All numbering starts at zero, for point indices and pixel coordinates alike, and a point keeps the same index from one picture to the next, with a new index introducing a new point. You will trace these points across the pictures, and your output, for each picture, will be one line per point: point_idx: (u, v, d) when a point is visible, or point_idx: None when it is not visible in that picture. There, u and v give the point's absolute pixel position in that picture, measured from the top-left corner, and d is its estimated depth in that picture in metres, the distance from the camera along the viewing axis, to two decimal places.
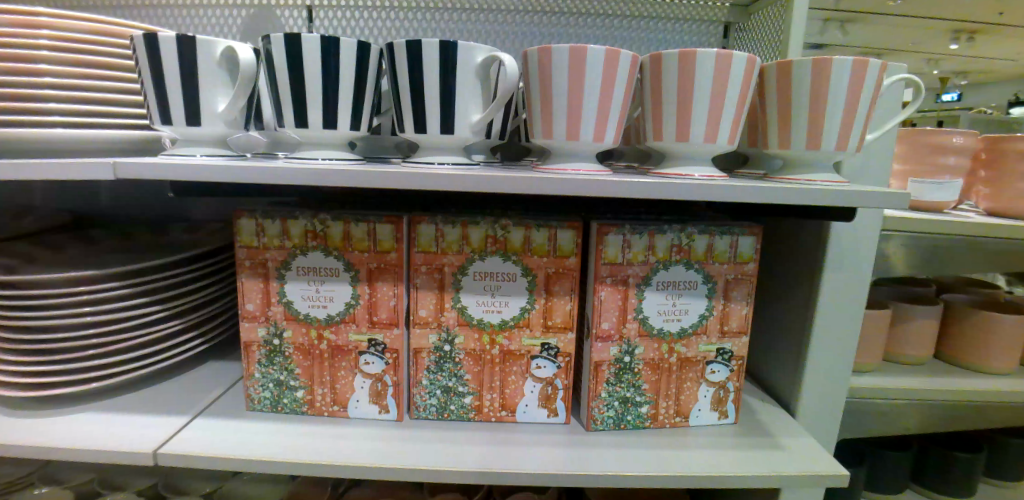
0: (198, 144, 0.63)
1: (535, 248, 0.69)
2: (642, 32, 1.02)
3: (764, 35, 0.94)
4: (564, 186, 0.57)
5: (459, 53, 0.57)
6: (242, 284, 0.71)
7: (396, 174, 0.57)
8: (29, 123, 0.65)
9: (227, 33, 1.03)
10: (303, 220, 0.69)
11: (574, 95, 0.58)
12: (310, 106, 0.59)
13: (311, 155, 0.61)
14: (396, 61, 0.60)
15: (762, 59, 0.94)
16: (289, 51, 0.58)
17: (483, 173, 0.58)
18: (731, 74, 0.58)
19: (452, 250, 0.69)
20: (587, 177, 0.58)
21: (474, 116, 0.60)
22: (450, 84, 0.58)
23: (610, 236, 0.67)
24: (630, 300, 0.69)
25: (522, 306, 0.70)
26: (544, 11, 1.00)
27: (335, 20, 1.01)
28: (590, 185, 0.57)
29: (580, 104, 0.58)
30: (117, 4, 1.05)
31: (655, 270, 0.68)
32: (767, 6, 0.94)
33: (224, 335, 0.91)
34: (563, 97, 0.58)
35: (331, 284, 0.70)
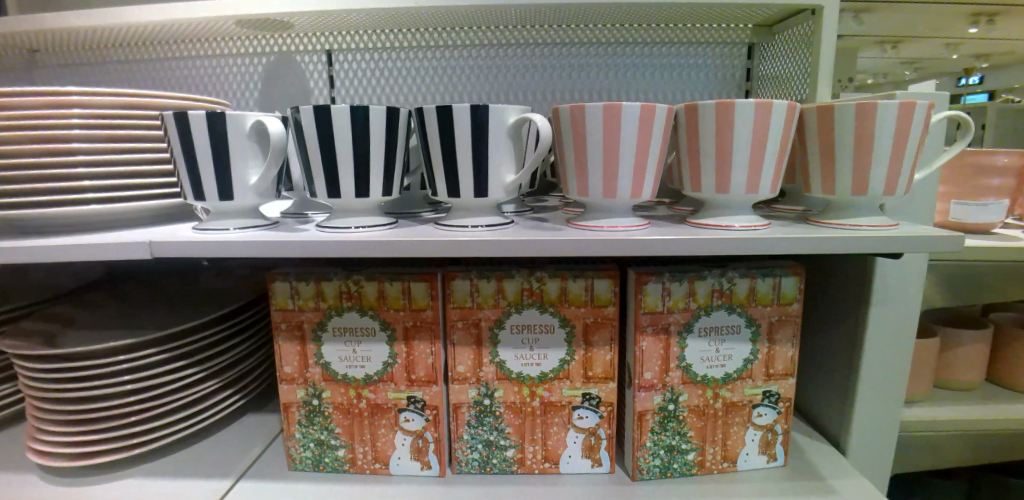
0: (231, 216, 0.63)
1: (572, 298, 0.68)
2: (663, 59, 1.01)
3: (791, 56, 0.92)
4: (603, 247, 0.56)
5: (492, 117, 0.56)
6: (279, 346, 0.71)
7: (434, 243, 0.56)
8: (67, 200, 0.67)
9: (250, 81, 1.05)
10: (337, 280, 0.68)
11: (609, 152, 0.56)
12: (342, 175, 0.59)
13: (344, 223, 0.61)
14: (426, 125, 0.59)
15: (789, 81, 0.92)
16: (318, 122, 0.57)
17: (521, 236, 0.57)
18: (771, 122, 0.56)
19: (488, 304, 0.68)
20: (627, 236, 0.57)
21: (507, 177, 0.59)
22: (483, 148, 0.57)
23: (649, 285, 0.66)
24: (672, 348, 0.67)
25: (561, 358, 0.69)
26: (562, 43, 0.99)
27: (355, 63, 1.01)
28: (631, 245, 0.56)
29: (617, 162, 0.56)
30: (143, 59, 1.07)
31: (696, 316, 0.67)
32: (793, 26, 0.91)
33: (262, 387, 0.91)
34: (598, 156, 0.56)
35: (368, 344, 0.70)
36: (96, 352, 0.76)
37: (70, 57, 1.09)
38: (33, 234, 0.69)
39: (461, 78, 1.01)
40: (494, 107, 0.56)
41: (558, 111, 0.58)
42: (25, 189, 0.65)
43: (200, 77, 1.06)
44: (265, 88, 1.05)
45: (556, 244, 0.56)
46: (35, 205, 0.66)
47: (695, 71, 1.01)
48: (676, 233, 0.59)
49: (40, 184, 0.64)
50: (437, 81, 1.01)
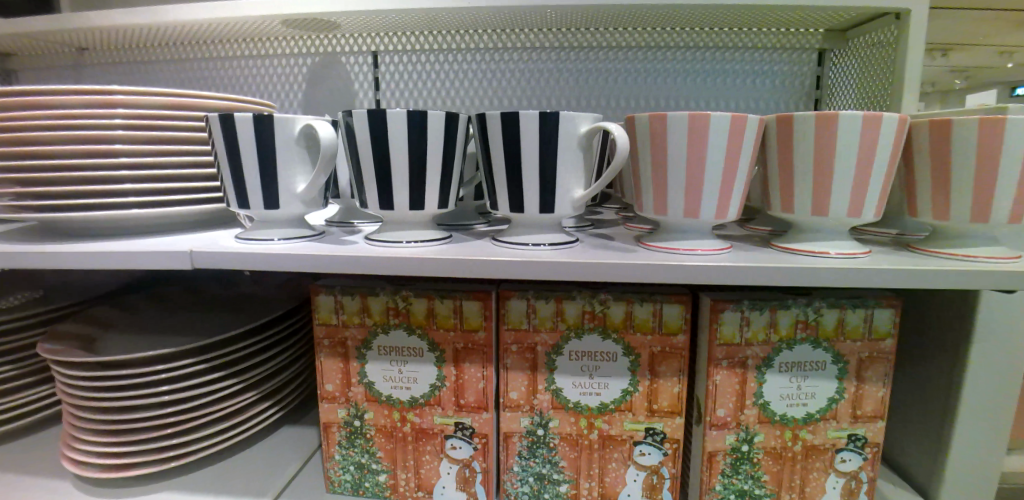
0: (275, 225, 0.59)
1: (638, 324, 0.62)
2: (726, 64, 0.94)
3: (869, 64, 0.84)
4: (682, 274, 0.50)
5: (561, 124, 0.50)
6: (321, 363, 0.67)
7: (495, 263, 0.51)
8: (109, 205, 0.64)
9: (294, 82, 1.02)
10: (384, 296, 0.64)
11: (693, 168, 0.49)
12: (396, 185, 0.53)
13: (394, 237, 0.56)
14: (488, 132, 0.52)
15: (866, 91, 0.84)
16: (372, 126, 0.52)
17: (590, 259, 0.52)
18: (880, 138, 0.49)
19: (545, 327, 0.63)
20: (709, 262, 0.51)
21: (576, 192, 0.52)
22: (550, 158, 0.50)
23: (726, 313, 0.60)
24: (749, 383, 0.62)
25: (623, 388, 0.64)
26: (618, 47, 0.93)
27: (399, 66, 0.97)
28: (715, 273, 0.50)
29: (700, 180, 0.49)
30: (189, 58, 1.06)
31: (777, 350, 0.61)
32: (871, 32, 0.83)
33: (299, 399, 0.88)
34: (681, 171, 0.50)
35: (414, 365, 0.65)
36: (133, 362, 0.73)
37: (116, 55, 1.09)
38: (74, 238, 0.67)
39: (510, 82, 0.96)
40: (565, 114, 0.50)
41: (634, 119, 0.52)
42: (68, 192, 0.63)
43: (245, 77, 1.04)
44: (309, 90, 1.02)
45: (631, 268, 0.51)
46: (77, 209, 0.64)
47: (760, 78, 0.94)
48: (763, 258, 0.53)
49: (82, 187, 0.62)
50: (484, 86, 0.97)
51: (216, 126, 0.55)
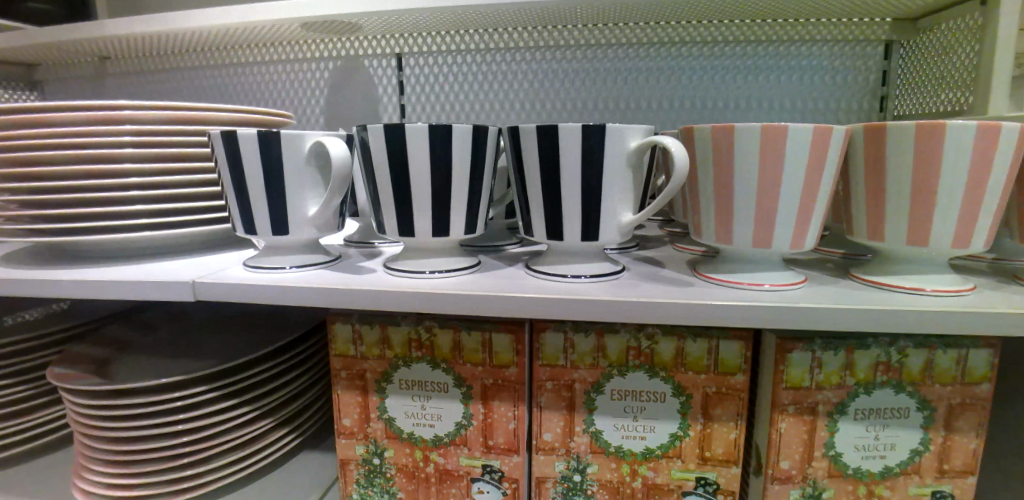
0: (287, 251, 0.54)
1: (690, 362, 0.55)
2: (780, 61, 0.85)
3: (947, 58, 0.74)
4: (750, 315, 0.43)
5: (608, 140, 0.42)
6: (338, 396, 0.61)
7: (531, 300, 0.45)
8: (118, 227, 0.60)
9: (315, 86, 0.97)
10: (405, 325, 0.58)
11: (767, 190, 0.41)
12: (415, 208, 0.47)
13: (417, 265, 0.51)
14: (521, 147, 0.45)
15: (942, 90, 0.75)
16: (388, 142, 0.45)
17: (640, 296, 0.45)
18: (997, 153, 0.41)
19: (584, 363, 0.56)
20: (781, 301, 0.44)
21: (623, 216, 0.45)
22: (593, 178, 0.43)
23: (794, 354, 0.52)
24: (819, 432, 0.54)
25: (672, 432, 0.57)
26: (660, 43, 0.86)
27: (425, 68, 0.92)
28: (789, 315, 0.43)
29: (775, 204, 0.41)
30: (207, 65, 1.02)
31: (853, 395, 0.54)
32: (949, 21, 0.74)
33: (319, 425, 0.83)
34: (750, 194, 0.42)
35: (438, 401, 0.59)
36: (143, 388, 0.68)
37: (137, 64, 1.05)
38: (84, 260, 0.63)
39: (544, 84, 0.90)
40: (611, 126, 0.42)
41: (694, 130, 0.44)
42: (74, 214, 0.59)
43: (264, 84, 1.00)
44: (331, 96, 0.97)
45: (692, 306, 0.44)
46: (84, 232, 0.60)
47: (818, 74, 0.85)
48: (846, 295, 0.45)
49: (89, 210, 0.58)
50: (516, 88, 0.91)
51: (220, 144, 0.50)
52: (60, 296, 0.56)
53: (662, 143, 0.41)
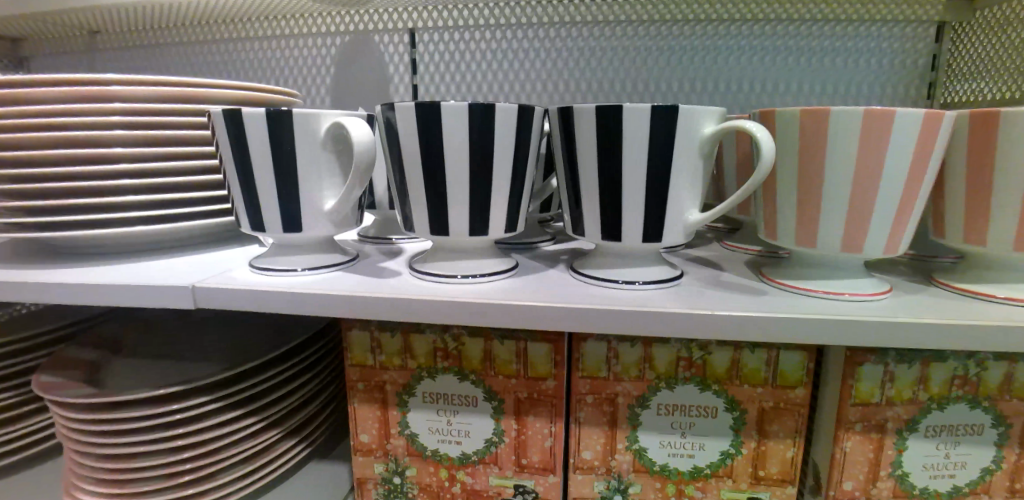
0: (300, 250, 0.48)
1: (745, 374, 0.50)
2: (821, 41, 0.80)
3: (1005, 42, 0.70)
4: (828, 331, 0.38)
5: (681, 126, 0.36)
6: (355, 411, 0.57)
7: (578, 312, 0.40)
8: (109, 221, 0.54)
9: (321, 65, 0.91)
10: (430, 334, 0.53)
11: (863, 186, 0.36)
12: (451, 204, 0.40)
13: (447, 268, 0.45)
14: (578, 133, 0.38)
15: (1000, 74, 0.70)
16: (419, 125, 0.38)
17: (703, 308, 0.40)
18: None
19: (629, 375, 0.51)
20: (864, 315, 0.39)
21: (690, 214, 0.39)
22: (662, 170, 0.37)
23: (864, 367, 0.47)
24: (886, 451, 0.49)
25: (723, 449, 0.52)
26: (696, 20, 0.81)
27: (439, 45, 0.86)
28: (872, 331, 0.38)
29: (869, 202, 0.36)
30: (202, 41, 0.95)
31: (925, 411, 0.49)
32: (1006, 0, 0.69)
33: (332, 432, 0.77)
34: (841, 190, 0.37)
35: (467, 416, 0.54)
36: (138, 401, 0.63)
37: (129, 38, 0.98)
38: (72, 256, 0.57)
39: (569, 64, 0.85)
40: (685, 108, 0.36)
41: (776, 114, 0.38)
42: (59, 206, 0.53)
43: (264, 62, 0.93)
44: (338, 73, 0.90)
45: (767, 320, 0.39)
46: (69, 226, 0.54)
47: (866, 56, 0.80)
48: (939, 307, 0.40)
49: (74, 201, 0.52)
50: (538, 66, 0.86)
51: (222, 123, 0.43)
52: (42, 299, 0.50)
53: (744, 128, 0.36)
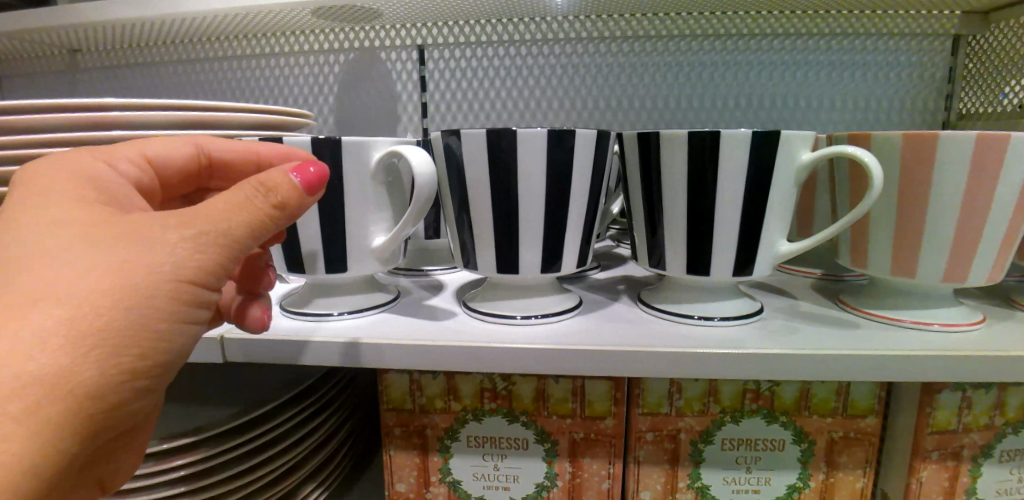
0: (340, 292, 0.45)
1: (816, 405, 0.48)
2: (844, 55, 0.78)
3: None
4: (922, 365, 0.36)
5: (779, 153, 0.36)
6: (390, 457, 0.51)
7: (656, 352, 0.37)
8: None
9: (322, 84, 0.86)
10: (477, 374, 0.48)
11: (975, 210, 0.36)
12: (524, 236, 0.39)
13: (506, 307, 0.42)
14: (664, 160, 0.38)
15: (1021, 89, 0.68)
16: (495, 153, 0.37)
17: (788, 344, 0.37)
18: None
19: (693, 410, 0.48)
20: (957, 349, 0.37)
21: (779, 243, 0.39)
22: (760, 196, 0.37)
23: (942, 394, 0.45)
24: (961, 479, 0.47)
25: (791, 483, 0.49)
26: (715, 35, 0.78)
27: (449, 62, 0.82)
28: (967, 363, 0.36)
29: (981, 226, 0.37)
30: (188, 58, 0.89)
31: (1000, 436, 0.47)
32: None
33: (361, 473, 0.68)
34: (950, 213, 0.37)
35: (514, 460, 0.50)
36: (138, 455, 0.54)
37: (109, 56, 0.91)
38: None
39: (584, 79, 0.81)
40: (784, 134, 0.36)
41: (871, 139, 0.39)
42: None
43: (257, 81, 0.88)
44: (341, 93, 0.85)
45: (851, 357, 0.37)
46: None
47: (886, 71, 0.78)
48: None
49: None
50: (553, 83, 0.81)
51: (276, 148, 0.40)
52: None
53: (847, 154, 0.36)
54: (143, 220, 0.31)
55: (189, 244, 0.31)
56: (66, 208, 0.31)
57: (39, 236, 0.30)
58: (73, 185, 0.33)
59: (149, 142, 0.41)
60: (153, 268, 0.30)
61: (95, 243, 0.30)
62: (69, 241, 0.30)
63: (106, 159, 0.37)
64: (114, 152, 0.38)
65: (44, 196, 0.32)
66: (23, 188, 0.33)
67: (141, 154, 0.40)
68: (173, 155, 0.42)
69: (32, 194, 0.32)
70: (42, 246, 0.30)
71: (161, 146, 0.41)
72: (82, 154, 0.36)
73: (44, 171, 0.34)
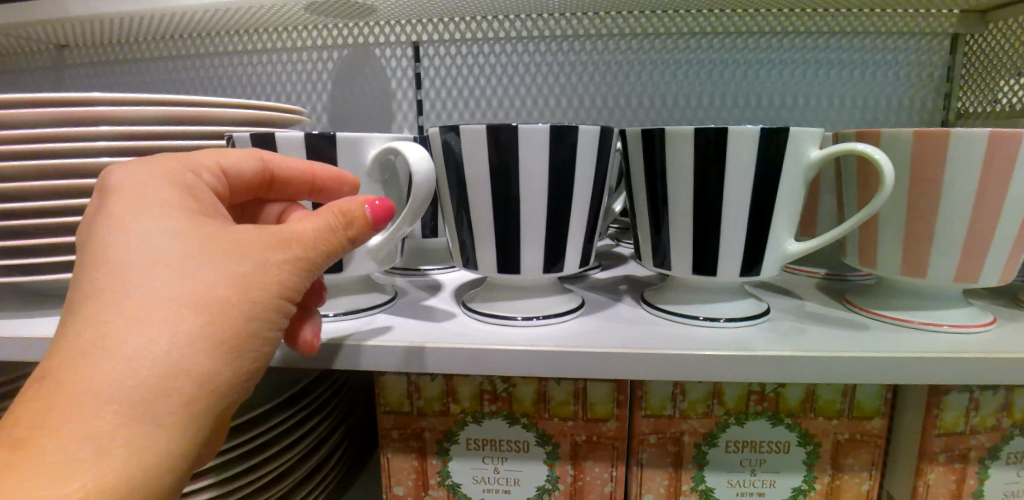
0: (340, 293, 0.44)
1: (821, 406, 0.47)
2: (844, 52, 0.77)
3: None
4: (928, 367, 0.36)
5: (790, 150, 0.36)
6: (389, 461, 0.50)
7: (659, 355, 0.37)
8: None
9: (317, 80, 0.84)
10: (476, 376, 0.47)
11: (989, 205, 0.36)
12: (525, 235, 0.38)
13: (507, 308, 0.41)
14: (669, 158, 0.37)
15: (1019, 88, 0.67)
16: (496, 149, 0.36)
17: (793, 347, 0.37)
18: None
19: (696, 412, 0.47)
20: (964, 352, 0.36)
21: (787, 243, 0.39)
22: (768, 195, 0.36)
23: (949, 395, 0.44)
24: (968, 481, 0.47)
25: (796, 486, 0.48)
26: (715, 32, 0.77)
27: (446, 59, 0.81)
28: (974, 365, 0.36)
29: (995, 222, 0.36)
30: (180, 55, 0.87)
31: (1007, 438, 0.46)
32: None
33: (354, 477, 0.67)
34: (963, 210, 0.36)
35: (515, 463, 0.49)
36: None
37: (99, 53, 0.90)
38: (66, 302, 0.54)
39: (582, 76, 0.80)
40: (796, 128, 0.35)
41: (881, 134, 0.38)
42: (45, 246, 0.49)
43: (250, 78, 0.86)
44: (337, 90, 0.84)
45: (854, 360, 0.36)
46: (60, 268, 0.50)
47: (885, 68, 0.77)
48: None
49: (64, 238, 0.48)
50: (551, 80, 0.80)
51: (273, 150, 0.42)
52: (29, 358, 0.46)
53: (857, 151, 0.36)
54: (249, 238, 0.33)
55: (291, 266, 0.33)
56: (173, 217, 0.32)
57: (153, 248, 0.31)
58: (174, 195, 0.33)
59: (226, 153, 0.38)
60: (266, 283, 0.32)
61: (212, 257, 0.31)
62: (185, 254, 0.31)
63: (187, 172, 0.36)
64: (192, 160, 0.37)
65: (146, 204, 0.32)
66: (122, 195, 0.33)
67: (215, 168, 0.37)
68: (242, 171, 0.39)
69: (133, 202, 0.32)
70: (160, 257, 0.30)
71: (233, 160, 0.38)
72: (170, 164, 0.35)
73: (141, 179, 0.34)
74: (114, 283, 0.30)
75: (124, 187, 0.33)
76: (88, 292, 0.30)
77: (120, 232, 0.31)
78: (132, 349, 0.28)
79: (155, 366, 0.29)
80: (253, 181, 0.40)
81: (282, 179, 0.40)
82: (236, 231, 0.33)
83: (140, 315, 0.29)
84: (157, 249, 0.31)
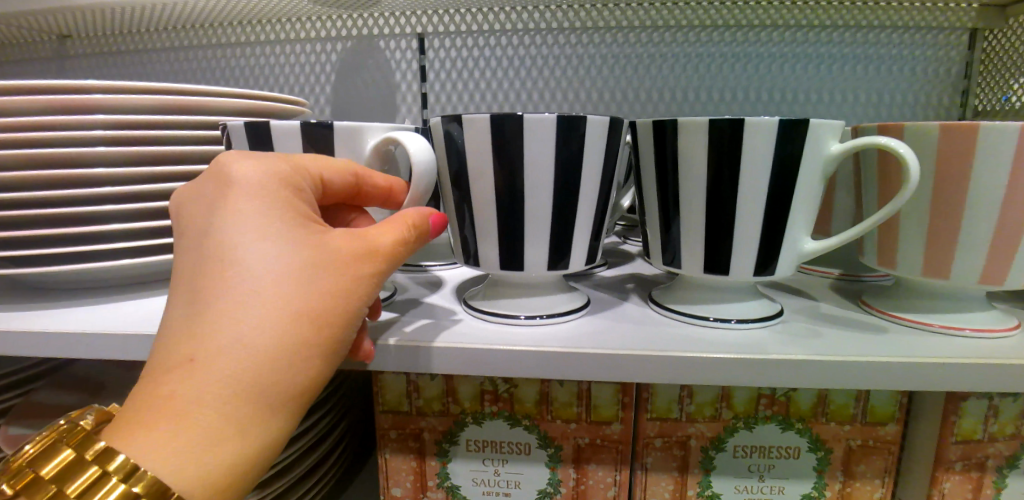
0: None
1: (833, 411, 0.45)
2: (857, 47, 0.75)
3: None
4: (947, 372, 0.34)
5: (808, 143, 0.34)
6: (386, 462, 0.49)
7: (665, 357, 0.35)
8: (100, 251, 0.50)
9: (319, 73, 0.83)
10: (477, 376, 0.46)
11: (1016, 202, 0.35)
12: (530, 230, 0.36)
13: (511, 307, 0.40)
14: (681, 151, 0.36)
15: None
16: (501, 140, 0.34)
17: (806, 349, 0.36)
18: None
19: (704, 416, 0.46)
20: (986, 357, 0.35)
21: (802, 241, 0.37)
22: (783, 191, 0.35)
23: (967, 401, 0.43)
24: (985, 490, 0.45)
25: (804, 493, 0.47)
26: (726, 26, 0.76)
27: (451, 51, 0.79)
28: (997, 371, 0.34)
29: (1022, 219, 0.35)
30: (181, 45, 0.86)
31: None
32: None
33: (350, 477, 0.66)
34: (992, 205, 0.35)
35: (516, 465, 0.47)
36: None
37: (99, 42, 0.88)
38: (62, 294, 0.53)
39: (588, 69, 0.78)
40: (815, 121, 0.34)
41: (906, 128, 0.37)
42: (39, 236, 0.47)
43: (251, 70, 0.85)
44: (339, 82, 0.83)
45: (871, 364, 0.35)
46: (54, 259, 0.49)
47: (899, 64, 0.75)
48: None
49: (59, 227, 0.47)
50: (557, 73, 0.79)
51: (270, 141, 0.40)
52: (19, 352, 0.45)
53: (879, 144, 0.34)
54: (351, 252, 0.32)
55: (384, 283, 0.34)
56: (283, 221, 0.32)
57: (263, 253, 0.30)
58: (283, 198, 0.32)
59: (326, 159, 0.36)
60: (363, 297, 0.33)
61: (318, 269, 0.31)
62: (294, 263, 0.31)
63: (294, 176, 0.34)
64: (296, 162, 0.34)
65: (257, 205, 0.31)
66: (233, 191, 0.32)
67: (316, 177, 0.35)
68: (338, 183, 0.36)
69: (244, 201, 0.32)
70: (271, 263, 0.30)
71: (333, 170, 0.36)
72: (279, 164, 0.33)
73: (250, 173, 0.32)
74: (227, 287, 0.30)
75: (234, 182, 0.32)
76: (202, 289, 0.30)
77: (233, 231, 0.31)
78: (242, 355, 0.29)
79: (262, 373, 0.29)
80: (342, 193, 0.37)
81: (368, 192, 0.39)
82: (337, 240, 0.32)
83: (252, 321, 0.29)
84: (268, 255, 0.30)
